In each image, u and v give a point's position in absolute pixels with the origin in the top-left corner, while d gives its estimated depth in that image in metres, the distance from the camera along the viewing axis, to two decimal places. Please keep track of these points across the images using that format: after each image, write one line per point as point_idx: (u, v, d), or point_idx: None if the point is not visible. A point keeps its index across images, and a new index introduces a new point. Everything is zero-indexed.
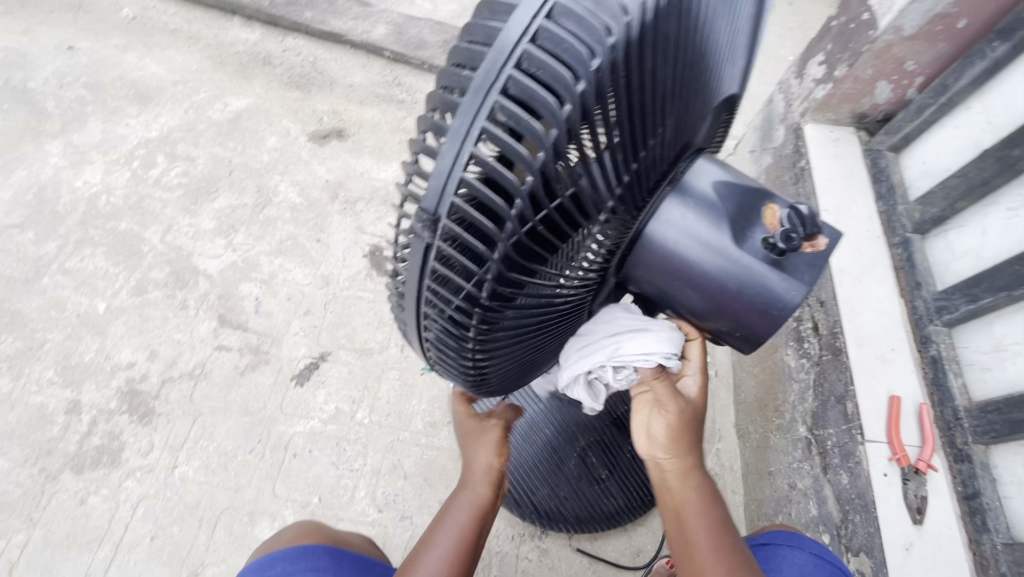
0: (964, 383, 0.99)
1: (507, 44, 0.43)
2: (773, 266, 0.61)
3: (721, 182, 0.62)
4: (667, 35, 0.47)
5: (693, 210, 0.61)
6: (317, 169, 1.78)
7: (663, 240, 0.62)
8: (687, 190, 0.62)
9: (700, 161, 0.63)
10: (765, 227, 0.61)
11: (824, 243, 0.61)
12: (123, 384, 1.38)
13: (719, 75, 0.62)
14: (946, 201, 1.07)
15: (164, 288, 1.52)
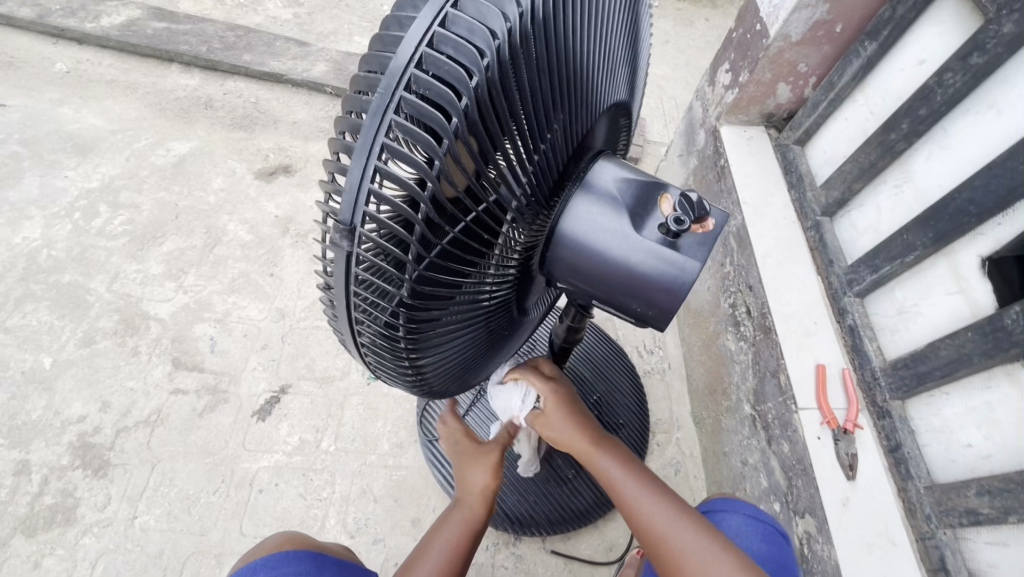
0: (879, 345, 1.08)
1: (396, 70, 0.48)
2: (670, 247, 0.68)
3: (619, 179, 0.71)
4: (538, 53, 0.54)
5: (596, 205, 0.70)
6: (266, 206, 1.80)
7: (573, 233, 0.71)
8: (588, 189, 0.71)
9: (601, 163, 0.73)
10: (660, 214, 0.68)
11: (712, 225, 0.70)
12: (75, 439, 1.34)
13: (602, 86, 0.71)
14: (844, 183, 1.19)
15: (114, 337, 1.49)
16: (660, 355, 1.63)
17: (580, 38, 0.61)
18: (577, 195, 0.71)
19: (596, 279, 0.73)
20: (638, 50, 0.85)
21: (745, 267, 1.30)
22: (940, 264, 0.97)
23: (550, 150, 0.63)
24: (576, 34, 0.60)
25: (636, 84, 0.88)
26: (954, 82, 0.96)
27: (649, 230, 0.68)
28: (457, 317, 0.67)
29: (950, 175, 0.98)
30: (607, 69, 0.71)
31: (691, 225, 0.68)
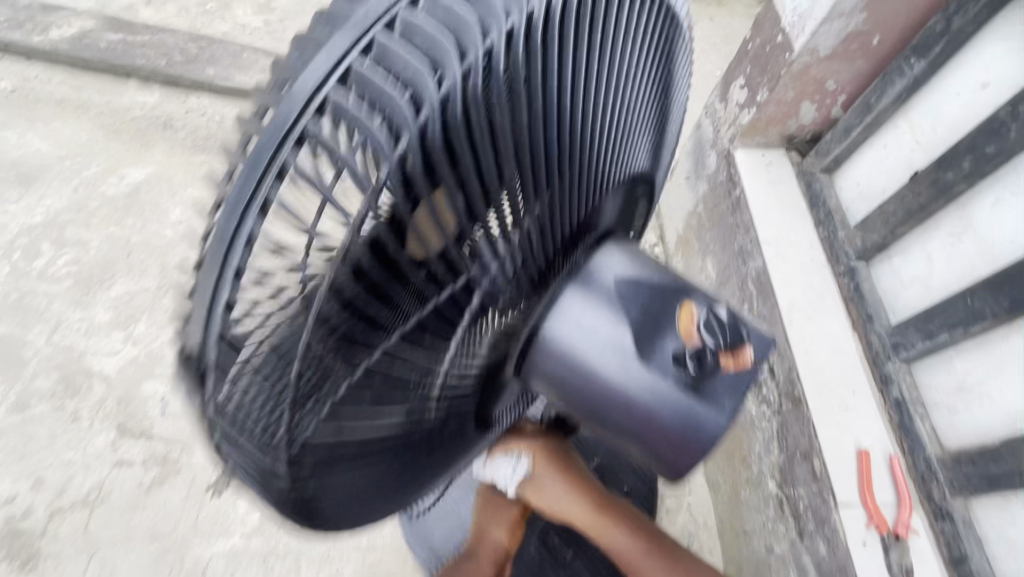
0: (933, 427, 0.91)
1: (284, 118, 0.31)
2: (690, 385, 0.51)
3: (632, 269, 0.53)
4: (517, 112, 0.37)
5: (597, 301, 0.51)
6: None
7: (558, 350, 0.52)
8: (589, 276, 0.53)
9: (604, 249, 0.55)
10: (681, 334, 0.51)
11: (748, 359, 0.53)
12: (4, 525, 1.19)
13: (612, 150, 0.54)
14: (886, 226, 1.00)
15: (53, 399, 1.33)
16: None
17: (580, 82, 0.44)
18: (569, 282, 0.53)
19: (586, 403, 0.53)
20: (669, 114, 0.68)
21: (767, 319, 1.12)
22: (1014, 340, 0.80)
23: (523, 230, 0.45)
24: (576, 77, 0.42)
25: (662, 147, 0.70)
26: None
27: (665, 355, 0.50)
28: (386, 451, 0.48)
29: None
30: (619, 121, 0.53)
31: (721, 359, 0.52)
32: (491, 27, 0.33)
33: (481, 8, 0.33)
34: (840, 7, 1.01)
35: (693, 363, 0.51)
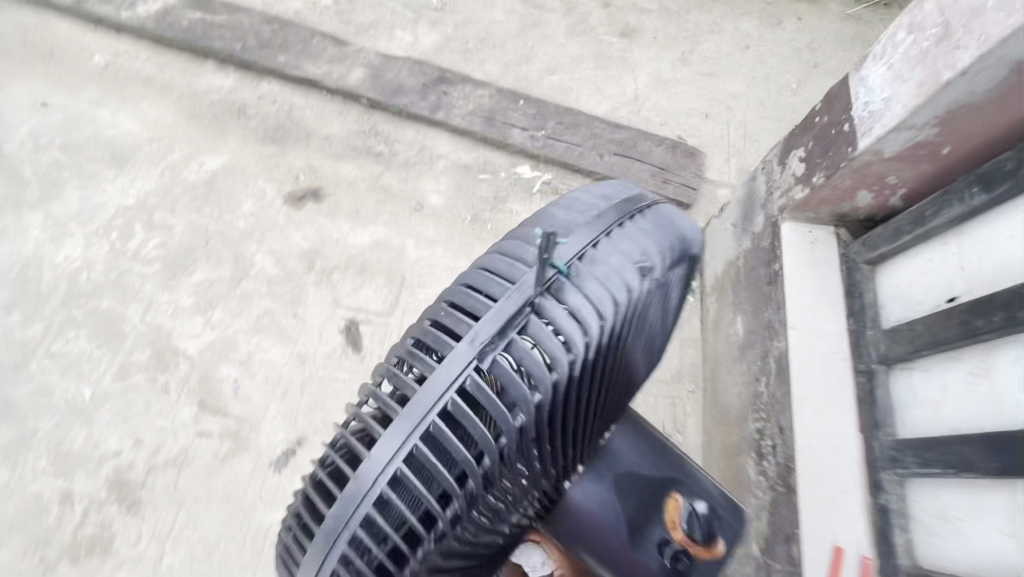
0: (909, 540, 1.00)
1: (456, 366, 0.61)
2: (670, 568, 0.82)
3: (632, 452, 0.89)
4: (583, 377, 0.68)
5: (607, 479, 0.85)
6: (293, 236, 1.78)
7: (577, 509, 0.84)
8: (606, 456, 0.87)
9: (615, 435, 0.90)
10: (669, 528, 0.83)
11: (718, 551, 0.83)
12: (112, 473, 1.45)
13: (634, 365, 0.86)
14: (911, 345, 1.04)
15: (147, 371, 1.57)
16: (679, 441, 1.59)
17: (604, 365, 0.73)
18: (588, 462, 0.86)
19: (596, 551, 0.84)
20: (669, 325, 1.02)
21: (778, 403, 1.19)
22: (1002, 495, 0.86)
23: (559, 449, 0.73)
24: (602, 366, 0.72)
25: (661, 348, 1.02)
26: None
27: (658, 543, 0.82)
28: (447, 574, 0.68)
29: None
30: (635, 353, 0.84)
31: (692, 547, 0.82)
32: (575, 337, 0.65)
33: (570, 321, 0.66)
34: (911, 120, 0.97)
35: (676, 553, 0.82)
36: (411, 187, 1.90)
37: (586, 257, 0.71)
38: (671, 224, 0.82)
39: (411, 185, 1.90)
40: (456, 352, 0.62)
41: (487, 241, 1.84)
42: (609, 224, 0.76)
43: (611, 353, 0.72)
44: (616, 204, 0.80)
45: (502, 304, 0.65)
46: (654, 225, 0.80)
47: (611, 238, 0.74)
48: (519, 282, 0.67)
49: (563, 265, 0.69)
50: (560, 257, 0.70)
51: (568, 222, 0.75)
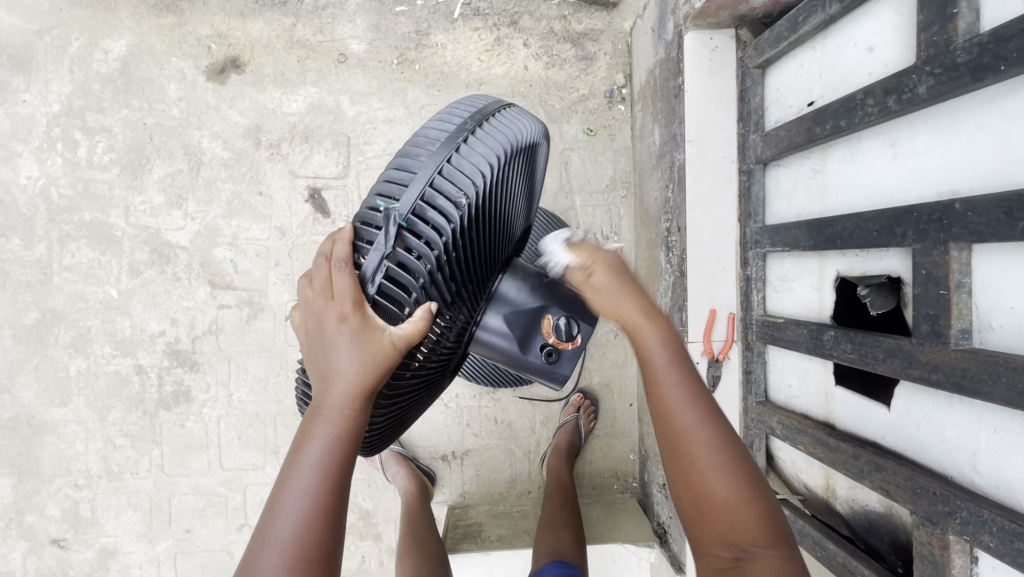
0: (764, 297, 1.33)
1: None
2: (546, 362, 0.96)
3: (522, 291, 0.96)
4: (448, 274, 0.74)
5: (501, 313, 0.95)
6: (230, 114, 1.81)
7: (479, 337, 0.96)
8: (496, 298, 0.95)
9: (507, 278, 0.97)
10: (544, 335, 0.95)
11: (579, 341, 0.96)
12: (166, 347, 1.82)
13: (505, 222, 0.89)
14: (775, 149, 1.22)
15: (153, 266, 1.81)
16: (616, 240, 1.89)
17: (466, 258, 0.79)
18: (484, 305, 0.94)
19: (500, 360, 0.99)
20: (541, 163, 0.99)
21: (678, 207, 1.44)
22: (815, 261, 1.15)
23: (453, 320, 0.85)
24: (468, 256, 0.78)
25: (535, 195, 1.04)
26: (868, 113, 0.94)
27: (536, 345, 0.95)
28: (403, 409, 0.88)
29: (849, 188, 1.05)
30: (501, 216, 0.86)
31: (562, 344, 0.95)
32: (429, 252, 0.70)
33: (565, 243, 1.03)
34: None
35: (549, 349, 0.96)
36: (329, 36, 1.83)
37: (432, 194, 0.70)
38: (511, 129, 0.83)
39: (328, 33, 1.83)
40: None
41: (419, 83, 1.85)
42: (450, 150, 0.73)
43: (473, 237, 0.77)
44: (449, 133, 0.76)
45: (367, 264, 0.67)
46: (492, 136, 0.79)
47: (454, 164, 0.73)
48: (375, 239, 0.68)
49: (406, 213, 0.68)
50: (401, 208, 0.68)
51: (410, 164, 0.72)
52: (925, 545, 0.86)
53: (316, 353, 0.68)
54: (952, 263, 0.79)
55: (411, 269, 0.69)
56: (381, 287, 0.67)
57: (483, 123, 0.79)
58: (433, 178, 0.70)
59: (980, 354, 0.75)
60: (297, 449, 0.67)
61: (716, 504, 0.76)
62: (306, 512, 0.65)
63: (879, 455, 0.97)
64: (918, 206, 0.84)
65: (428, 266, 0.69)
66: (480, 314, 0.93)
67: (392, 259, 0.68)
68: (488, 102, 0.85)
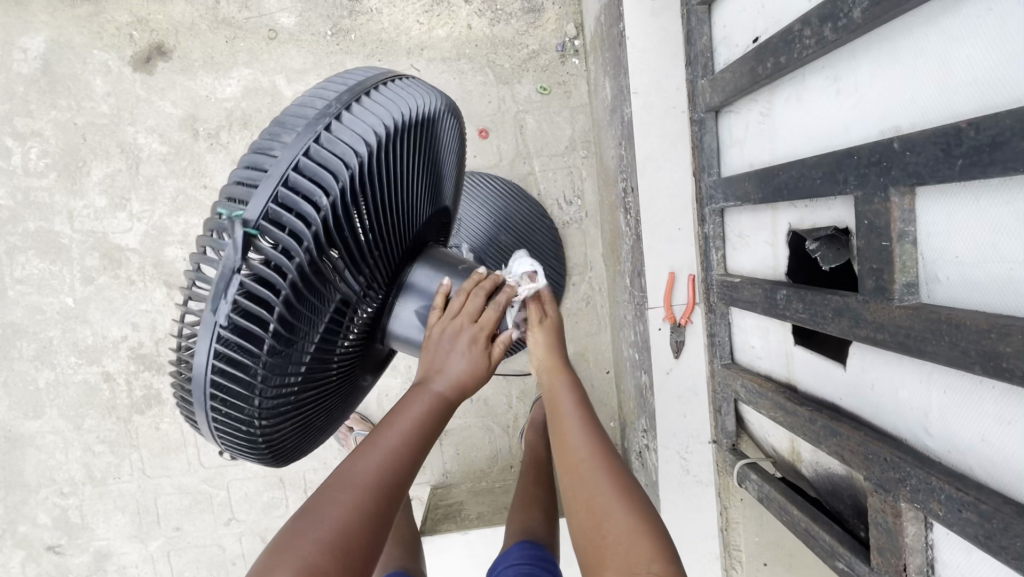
0: (723, 255, 1.25)
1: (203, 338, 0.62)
2: None
3: (434, 277, 0.91)
4: (323, 276, 0.68)
5: (415, 303, 0.89)
6: (163, 106, 1.72)
7: (395, 331, 0.90)
8: (408, 287, 0.90)
9: (419, 266, 0.91)
10: None
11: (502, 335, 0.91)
12: (131, 352, 1.80)
13: (406, 208, 0.82)
14: (722, 94, 1.12)
15: (107, 271, 1.77)
16: (580, 203, 1.81)
17: (353, 255, 0.72)
18: (395, 295, 0.89)
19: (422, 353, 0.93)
20: (447, 137, 0.91)
21: (630, 166, 1.36)
22: (768, 215, 1.06)
23: (353, 320, 0.79)
24: (352, 253, 0.72)
25: (447, 172, 0.96)
26: (805, 46, 0.84)
27: None
28: (317, 415, 0.83)
29: (795, 132, 0.95)
30: (398, 202, 0.79)
31: None
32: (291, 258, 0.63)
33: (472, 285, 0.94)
34: None
35: None
36: (256, 12, 1.71)
37: (287, 192, 0.62)
38: (391, 106, 0.74)
39: (255, 9, 1.71)
40: (201, 333, 0.62)
41: (357, 54, 1.73)
42: (308, 140, 0.65)
43: (352, 232, 0.70)
44: (308, 118, 0.67)
45: (217, 281, 0.60)
46: (365, 116, 0.70)
47: (313, 156, 0.65)
48: (226, 249, 0.61)
49: (256, 218, 0.61)
50: (249, 214, 0.60)
51: (264, 160, 0.64)
52: (879, 513, 0.81)
53: (431, 357, 0.85)
54: (893, 211, 0.71)
55: (270, 280, 0.62)
56: (236, 303, 0.61)
57: (353, 103, 0.71)
58: (287, 174, 0.63)
59: (924, 311, 0.68)
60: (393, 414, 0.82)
61: (622, 537, 0.72)
62: (377, 468, 0.74)
63: (834, 418, 0.91)
64: (859, 148, 0.75)
65: (290, 276, 0.63)
66: (391, 303, 0.88)
67: (245, 271, 0.61)
68: (364, 78, 0.76)
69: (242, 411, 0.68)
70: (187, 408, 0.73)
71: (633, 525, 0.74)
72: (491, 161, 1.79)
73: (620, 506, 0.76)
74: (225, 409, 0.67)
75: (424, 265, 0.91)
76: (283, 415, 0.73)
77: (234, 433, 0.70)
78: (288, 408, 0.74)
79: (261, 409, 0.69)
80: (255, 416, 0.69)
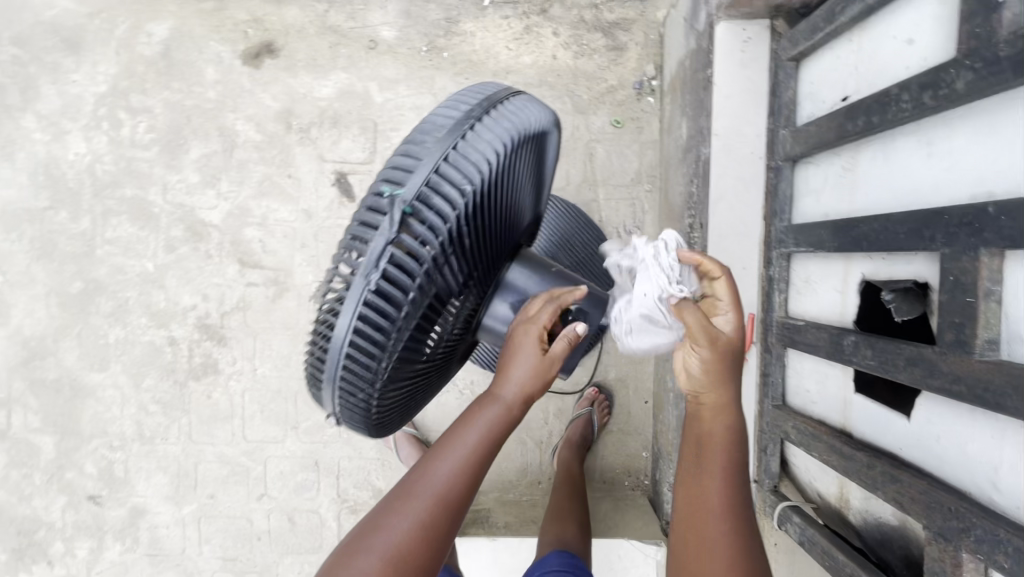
0: (786, 298, 1.28)
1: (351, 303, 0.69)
2: None
3: (528, 279, 0.98)
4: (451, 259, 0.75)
5: (509, 299, 0.97)
6: (263, 98, 1.86)
7: (489, 325, 0.98)
8: (505, 285, 0.97)
9: (515, 266, 0.99)
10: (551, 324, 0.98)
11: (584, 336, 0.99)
12: (197, 321, 1.90)
13: (515, 208, 0.90)
14: (805, 145, 1.18)
15: (188, 242, 1.89)
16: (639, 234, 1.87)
17: (473, 244, 0.79)
18: (493, 292, 0.96)
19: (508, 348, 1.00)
20: (551, 150, 1.00)
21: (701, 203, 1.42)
22: (841, 264, 1.11)
23: (460, 305, 0.86)
24: (473, 241, 0.79)
25: (546, 181, 1.04)
26: (901, 110, 0.89)
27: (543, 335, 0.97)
28: (414, 392, 0.89)
29: (879, 188, 1.00)
30: (511, 201, 0.87)
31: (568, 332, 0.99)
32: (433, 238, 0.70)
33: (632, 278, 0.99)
34: None
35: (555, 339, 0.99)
36: (360, 23, 1.85)
37: (438, 181, 0.70)
38: (519, 116, 0.82)
39: (360, 20, 1.85)
40: (349, 297, 0.69)
41: (447, 71, 1.85)
42: (455, 138, 0.73)
43: (478, 222, 0.77)
44: (455, 119, 0.76)
45: (370, 251, 0.68)
46: (501, 121, 0.79)
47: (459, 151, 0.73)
48: (381, 225, 0.68)
49: (410, 200, 0.69)
50: (405, 196, 0.68)
51: (415, 151, 0.72)
52: (936, 562, 0.83)
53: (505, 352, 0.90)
54: (981, 270, 0.75)
55: (414, 255, 0.70)
56: (385, 273, 0.68)
57: (490, 110, 0.79)
58: (438, 164, 0.71)
59: (1005, 367, 0.71)
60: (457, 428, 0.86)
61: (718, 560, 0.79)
62: (443, 488, 0.80)
63: (893, 465, 0.93)
64: (949, 209, 0.80)
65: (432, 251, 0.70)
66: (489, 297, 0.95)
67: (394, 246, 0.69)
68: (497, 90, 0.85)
69: (364, 375, 0.74)
70: (310, 371, 0.79)
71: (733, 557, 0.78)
72: (558, 183, 1.87)
73: (727, 534, 0.80)
74: (352, 372, 0.74)
75: (519, 266, 0.99)
76: (392, 385, 0.80)
77: (353, 396, 0.77)
78: (399, 379, 0.80)
79: (381, 375, 0.76)
80: (375, 380, 0.75)
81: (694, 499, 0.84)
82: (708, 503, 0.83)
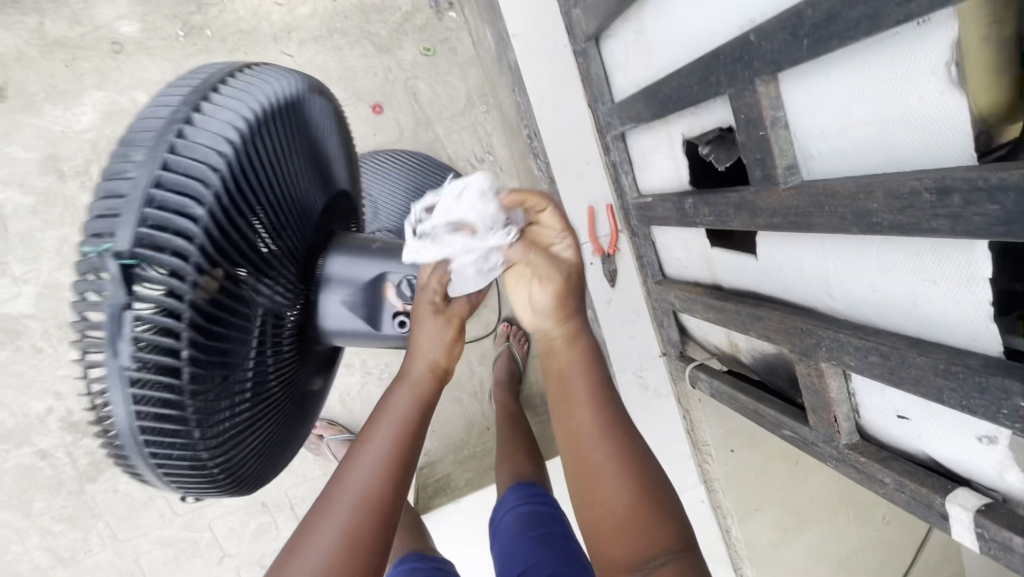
0: (633, 179, 1.28)
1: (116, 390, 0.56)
2: (400, 331, 0.92)
3: (349, 264, 0.88)
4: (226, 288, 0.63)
5: (336, 293, 0.86)
6: (13, 152, 1.54)
7: (326, 327, 0.88)
8: (326, 279, 0.86)
9: (330, 255, 0.88)
10: (391, 302, 0.91)
11: None
12: (62, 422, 1.67)
13: (296, 198, 0.78)
14: (596, 20, 1.12)
15: (5, 345, 1.61)
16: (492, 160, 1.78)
17: (252, 260, 0.67)
18: (315, 292, 0.85)
19: (358, 341, 0.92)
20: (320, 118, 0.87)
21: (528, 111, 1.36)
22: (662, 130, 1.09)
23: (276, 327, 0.75)
24: (250, 257, 0.67)
25: (332, 154, 0.91)
26: None
27: (386, 317, 0.90)
28: (271, 434, 0.79)
29: (668, 44, 0.97)
30: (285, 194, 0.74)
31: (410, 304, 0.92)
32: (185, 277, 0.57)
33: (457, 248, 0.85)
34: None
35: (400, 316, 0.91)
36: (91, 25, 1.54)
37: (158, 209, 0.57)
38: (245, 96, 0.68)
39: (89, 22, 1.54)
40: (109, 383, 0.56)
41: (219, 51, 1.60)
42: (161, 152, 0.59)
43: (243, 236, 0.65)
44: (157, 128, 0.61)
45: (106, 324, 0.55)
46: (220, 111, 0.65)
47: (173, 166, 0.59)
48: (107, 287, 0.55)
49: (129, 246, 0.55)
50: (120, 244, 0.55)
51: (114, 187, 0.58)
52: (807, 378, 0.89)
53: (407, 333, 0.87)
54: (762, 100, 0.75)
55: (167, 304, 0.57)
56: (138, 340, 0.55)
57: (202, 102, 0.65)
58: (149, 191, 0.57)
59: (805, 188, 0.73)
60: (350, 455, 0.77)
61: (624, 513, 0.74)
62: (343, 529, 0.69)
63: (756, 305, 0.98)
64: (723, 49, 0.78)
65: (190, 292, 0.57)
66: (313, 301, 0.85)
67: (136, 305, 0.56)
68: (210, 75, 0.70)
69: (185, 453, 0.63)
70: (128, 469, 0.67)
71: (640, 503, 0.75)
72: (391, 135, 1.71)
73: (628, 485, 0.76)
74: (167, 455, 0.62)
75: (336, 253, 0.88)
76: (232, 444, 0.69)
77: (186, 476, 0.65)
78: (236, 434, 0.69)
79: (206, 442, 0.64)
80: (202, 451, 0.64)
81: (577, 439, 0.82)
82: (598, 452, 0.79)
